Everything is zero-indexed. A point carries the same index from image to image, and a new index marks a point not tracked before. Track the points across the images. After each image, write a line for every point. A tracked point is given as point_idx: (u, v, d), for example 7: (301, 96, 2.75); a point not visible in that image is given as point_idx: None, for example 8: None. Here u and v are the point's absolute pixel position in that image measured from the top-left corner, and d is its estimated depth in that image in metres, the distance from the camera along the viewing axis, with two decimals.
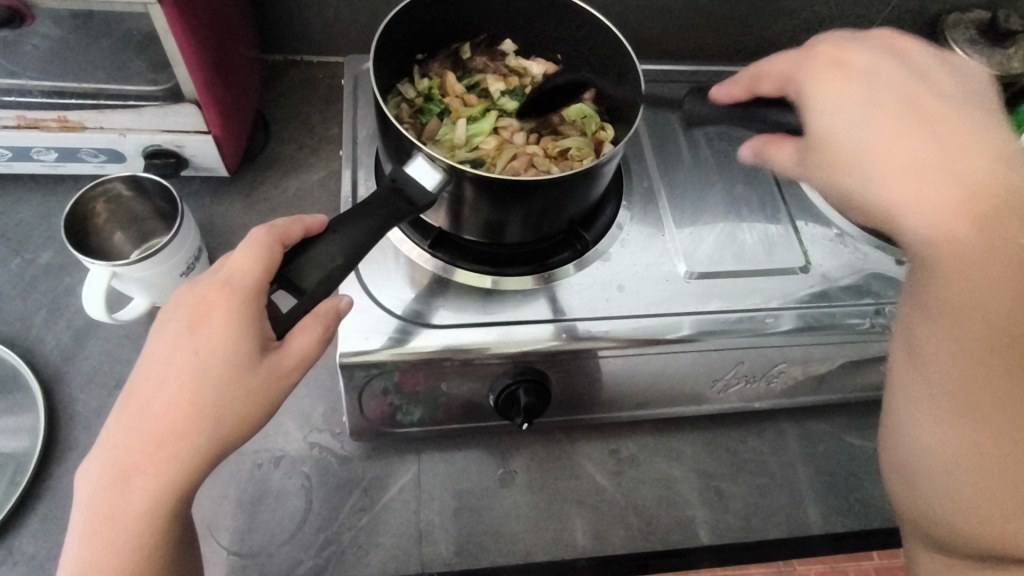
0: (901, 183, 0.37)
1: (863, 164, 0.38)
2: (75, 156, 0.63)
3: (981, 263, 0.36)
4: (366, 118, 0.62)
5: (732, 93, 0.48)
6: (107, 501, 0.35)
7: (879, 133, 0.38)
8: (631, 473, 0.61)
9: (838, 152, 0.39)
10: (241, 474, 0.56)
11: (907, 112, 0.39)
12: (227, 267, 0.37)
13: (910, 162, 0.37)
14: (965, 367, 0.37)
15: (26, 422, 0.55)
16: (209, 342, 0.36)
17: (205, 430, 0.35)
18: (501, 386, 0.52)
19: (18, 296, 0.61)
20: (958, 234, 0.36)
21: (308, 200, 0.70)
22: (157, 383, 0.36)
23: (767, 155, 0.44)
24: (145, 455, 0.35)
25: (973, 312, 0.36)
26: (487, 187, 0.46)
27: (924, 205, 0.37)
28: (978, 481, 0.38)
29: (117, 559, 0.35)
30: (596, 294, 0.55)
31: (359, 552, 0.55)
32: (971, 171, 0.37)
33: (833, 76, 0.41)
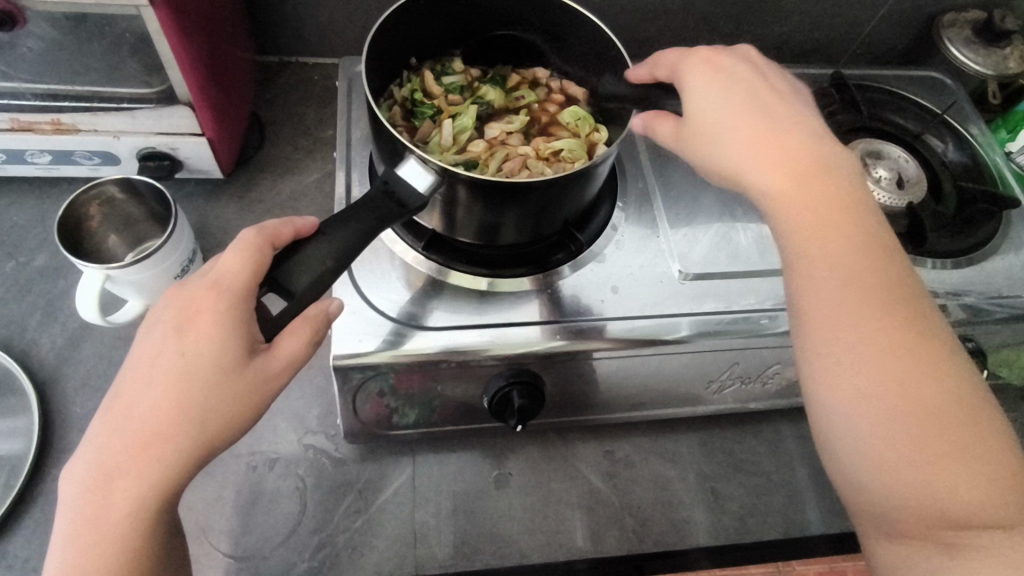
0: (751, 151, 0.43)
1: (722, 136, 0.43)
2: (70, 159, 0.63)
3: (813, 212, 0.41)
4: (360, 120, 0.62)
5: (642, 76, 0.51)
6: (92, 503, 0.35)
7: (721, 111, 0.44)
8: (627, 474, 0.61)
9: (692, 129, 0.45)
10: (236, 476, 0.56)
11: (753, 100, 0.45)
12: (216, 268, 0.37)
13: (756, 133, 0.43)
14: (832, 311, 0.40)
15: (20, 424, 0.55)
16: (197, 345, 0.36)
17: (191, 433, 0.35)
18: (495, 389, 0.52)
19: (12, 299, 0.61)
20: (788, 188, 0.42)
21: (303, 201, 0.70)
22: (144, 386, 0.36)
23: (654, 130, 0.47)
24: (131, 458, 0.35)
25: (823, 256, 0.41)
26: (480, 190, 0.46)
27: (765, 172, 0.42)
28: (869, 429, 0.38)
29: (103, 562, 0.35)
30: (590, 295, 0.55)
31: (354, 554, 0.54)
32: (807, 141, 0.44)
33: (703, 67, 0.46)
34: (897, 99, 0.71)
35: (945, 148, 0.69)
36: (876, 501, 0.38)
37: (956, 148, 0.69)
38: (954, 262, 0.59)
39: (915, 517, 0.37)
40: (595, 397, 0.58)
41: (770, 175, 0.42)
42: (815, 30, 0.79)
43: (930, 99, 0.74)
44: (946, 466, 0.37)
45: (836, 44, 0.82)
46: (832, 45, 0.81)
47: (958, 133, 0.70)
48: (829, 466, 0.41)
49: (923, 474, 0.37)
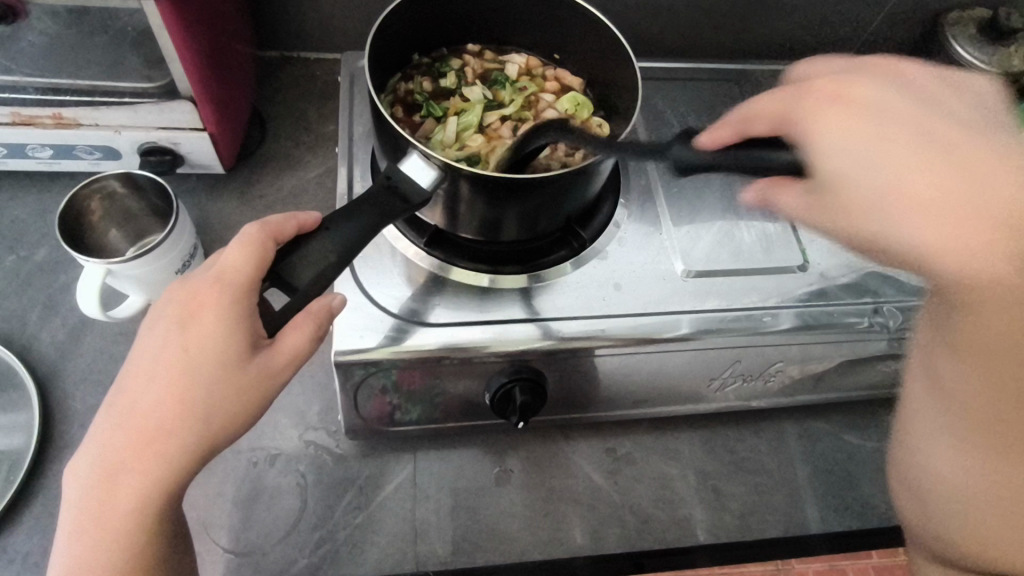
0: (932, 223, 0.33)
1: (885, 204, 0.34)
2: (71, 153, 0.63)
3: (1021, 290, 0.33)
4: (362, 115, 0.62)
5: (725, 137, 0.42)
6: (96, 499, 0.35)
7: (883, 174, 0.34)
8: (627, 471, 0.61)
9: (852, 194, 0.35)
10: (237, 472, 0.56)
11: (927, 150, 0.34)
12: (219, 263, 0.37)
13: (933, 197, 0.33)
14: (983, 403, 0.37)
15: (21, 419, 0.55)
16: (199, 341, 0.36)
17: (194, 428, 0.35)
18: (496, 384, 0.52)
19: (13, 293, 0.61)
20: (996, 274, 0.32)
21: (304, 197, 0.70)
22: (145, 382, 0.36)
23: (774, 199, 0.38)
24: (134, 455, 0.34)
25: (991, 353, 0.35)
26: (482, 186, 0.45)
27: (963, 250, 0.32)
28: (998, 513, 0.39)
29: (108, 558, 0.35)
30: (592, 292, 0.55)
31: (355, 550, 0.54)
32: (1015, 195, 0.32)
33: (832, 104, 0.37)
34: None
35: None
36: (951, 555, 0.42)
37: None
38: None
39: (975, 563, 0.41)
40: (597, 394, 0.58)
41: (976, 251, 0.32)
42: (820, 28, 0.79)
43: None
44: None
45: (840, 42, 0.81)
46: (837, 42, 0.81)
47: None
48: (913, 505, 0.44)
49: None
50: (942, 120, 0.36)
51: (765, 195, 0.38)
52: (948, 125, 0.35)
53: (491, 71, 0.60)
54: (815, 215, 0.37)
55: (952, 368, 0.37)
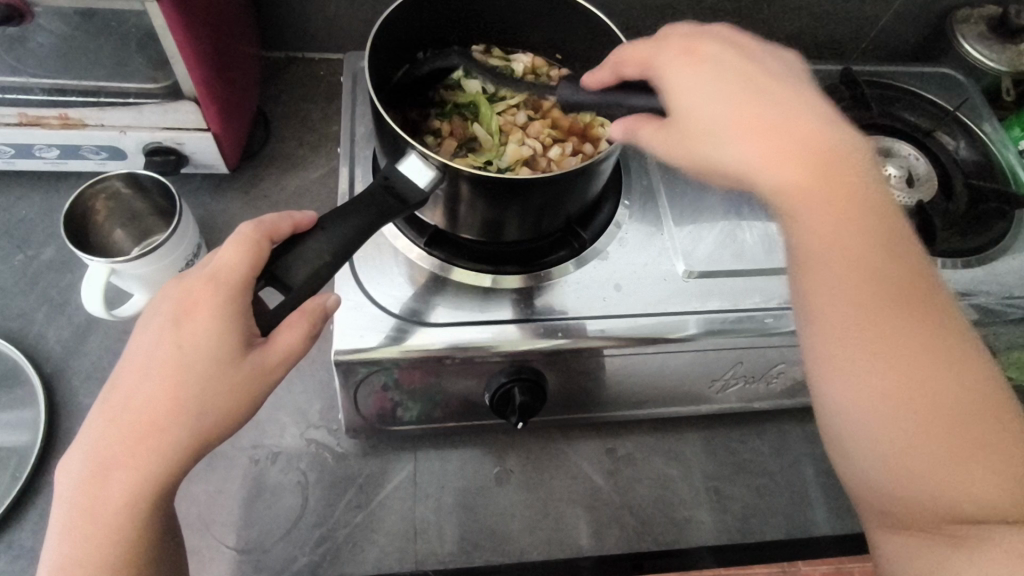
0: (754, 141, 0.40)
1: (724, 133, 0.41)
2: (77, 153, 0.64)
3: (845, 207, 0.40)
4: (364, 115, 0.62)
5: (602, 77, 0.50)
6: (89, 494, 0.35)
7: (722, 109, 0.41)
8: (629, 472, 0.61)
9: (688, 121, 0.42)
10: (238, 470, 0.56)
11: (749, 89, 0.42)
12: (214, 262, 0.37)
13: (765, 125, 0.40)
14: (842, 315, 0.39)
15: (28, 416, 0.56)
16: (192, 339, 0.36)
17: (187, 426, 0.35)
18: (497, 384, 0.52)
19: (19, 292, 0.62)
20: (793, 180, 0.40)
21: (308, 197, 0.70)
22: (139, 380, 0.36)
23: (639, 134, 0.44)
24: (126, 452, 0.35)
25: (840, 257, 0.39)
26: (482, 186, 0.45)
27: (759, 165, 0.40)
28: (891, 434, 0.38)
29: (98, 555, 0.35)
30: (594, 292, 0.55)
31: (356, 548, 0.55)
32: (798, 128, 0.41)
33: (681, 57, 0.44)
34: (910, 96, 0.72)
35: (957, 146, 0.70)
36: (884, 500, 0.39)
37: (967, 146, 0.70)
38: (964, 261, 0.61)
39: (920, 516, 0.38)
40: (598, 394, 0.58)
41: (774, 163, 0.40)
42: (826, 27, 0.78)
43: (943, 95, 0.74)
44: (968, 468, 0.37)
45: (847, 41, 0.81)
46: (845, 39, 0.80)
47: (970, 130, 0.71)
48: (836, 460, 0.41)
49: (937, 478, 0.37)
50: (764, 74, 0.44)
51: (629, 130, 0.44)
52: (762, 73, 0.43)
53: (498, 67, 0.60)
54: (676, 141, 0.42)
55: (824, 287, 0.39)
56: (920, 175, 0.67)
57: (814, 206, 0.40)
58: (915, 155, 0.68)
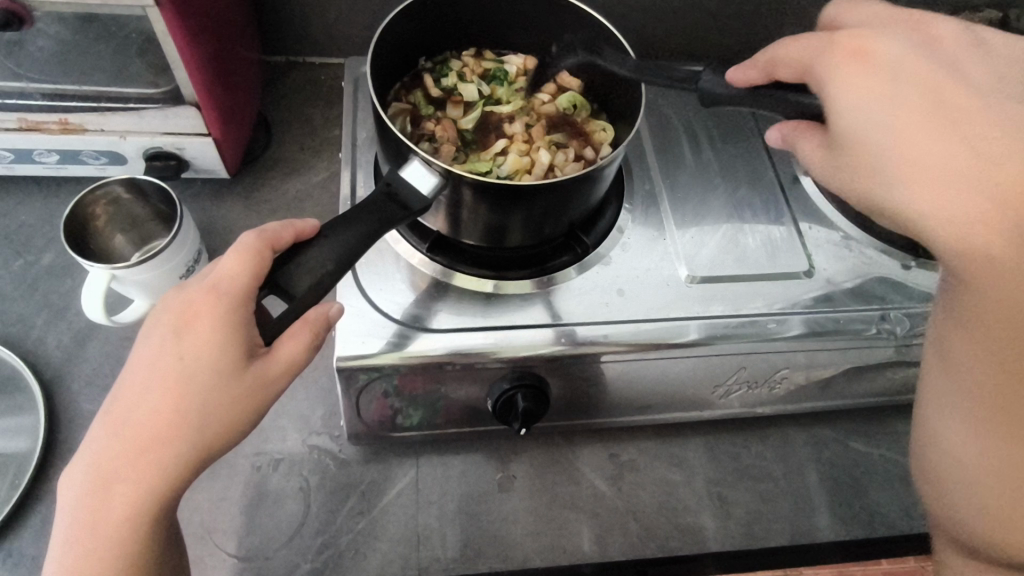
0: (955, 198, 0.34)
1: (913, 187, 0.36)
2: (78, 159, 0.64)
3: (1021, 275, 0.34)
4: (366, 120, 0.62)
5: (750, 78, 0.44)
6: (90, 505, 0.35)
7: (948, 144, 0.35)
8: (632, 478, 0.60)
9: (865, 144, 0.37)
10: (240, 476, 0.56)
11: (936, 113, 0.36)
12: (215, 271, 0.37)
13: (954, 156, 0.35)
14: (966, 364, 0.38)
15: (27, 423, 0.56)
16: (194, 350, 0.36)
17: (190, 436, 0.35)
18: (501, 391, 0.52)
19: (19, 298, 0.61)
20: (997, 254, 0.34)
21: (309, 202, 0.70)
22: (140, 391, 0.36)
23: (797, 143, 0.43)
24: (128, 464, 0.35)
25: (987, 319, 0.36)
26: (485, 192, 0.45)
27: (951, 223, 0.35)
28: (999, 488, 0.38)
29: (100, 567, 0.35)
30: (596, 297, 0.55)
31: (358, 556, 0.54)
32: (1023, 171, 0.34)
33: (853, 65, 0.38)
34: None
35: None
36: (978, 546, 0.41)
37: None
38: None
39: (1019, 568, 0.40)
40: (601, 400, 0.58)
41: (980, 214, 0.34)
42: None
43: None
44: None
45: None
46: None
47: None
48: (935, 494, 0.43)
49: None
50: (958, 84, 0.37)
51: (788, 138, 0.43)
52: (970, 95, 0.37)
53: (490, 70, 0.59)
54: (825, 161, 0.40)
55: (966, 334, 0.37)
56: None
57: (1004, 270, 0.34)
58: None
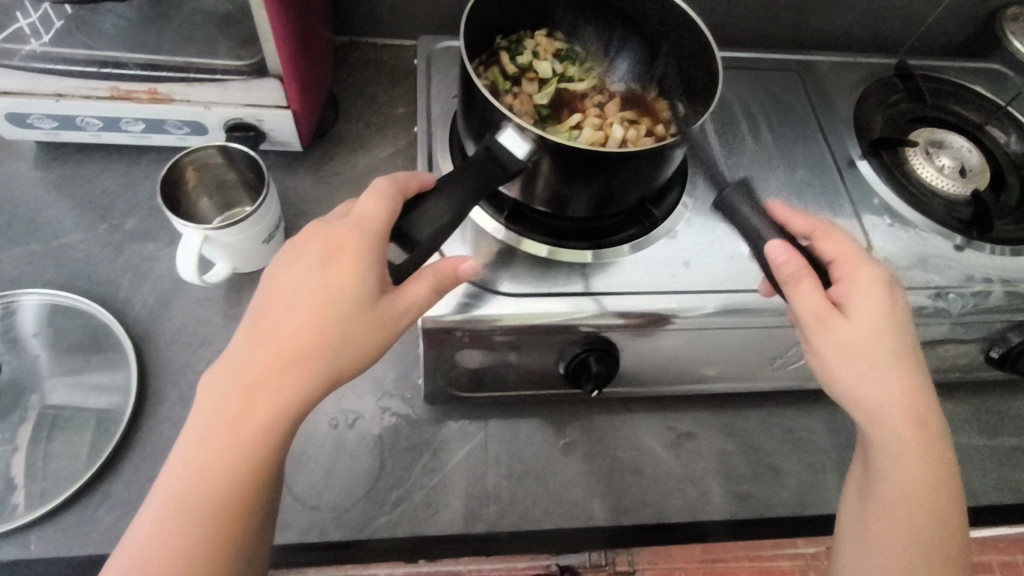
0: (875, 369, 0.44)
1: (853, 350, 0.44)
2: (161, 128, 0.66)
3: (913, 443, 0.44)
4: (439, 96, 0.64)
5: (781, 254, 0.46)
6: (229, 414, 0.37)
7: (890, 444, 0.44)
8: (691, 446, 0.62)
9: (856, 348, 0.44)
10: (319, 432, 0.59)
11: (896, 317, 0.45)
12: (355, 211, 0.41)
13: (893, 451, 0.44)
14: (885, 516, 0.44)
15: (119, 375, 0.59)
16: (340, 279, 0.39)
17: (330, 359, 0.38)
18: (573, 354, 0.54)
19: (106, 259, 0.65)
20: (897, 419, 0.44)
21: (376, 176, 0.72)
22: (284, 313, 0.39)
23: (797, 281, 0.45)
24: (274, 375, 0.37)
25: (895, 475, 0.44)
26: (569, 160, 0.47)
27: (873, 388, 0.44)
28: None
29: (229, 473, 0.37)
30: (663, 269, 0.57)
31: (431, 510, 0.56)
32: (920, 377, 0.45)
33: (841, 246, 0.48)
34: (961, 91, 0.74)
35: (1009, 140, 0.71)
36: None
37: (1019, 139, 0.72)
38: (1016, 249, 0.63)
39: None
40: (664, 369, 0.60)
41: (905, 476, 0.44)
42: (876, 21, 0.80)
43: (992, 91, 0.76)
44: None
45: (895, 37, 0.82)
46: (893, 35, 0.82)
47: None
48: None
49: None
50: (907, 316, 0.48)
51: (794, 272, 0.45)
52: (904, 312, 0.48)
53: (562, 50, 0.61)
54: (816, 317, 0.44)
55: (875, 525, 0.45)
56: (974, 167, 0.69)
57: (900, 434, 0.44)
58: (967, 147, 0.70)
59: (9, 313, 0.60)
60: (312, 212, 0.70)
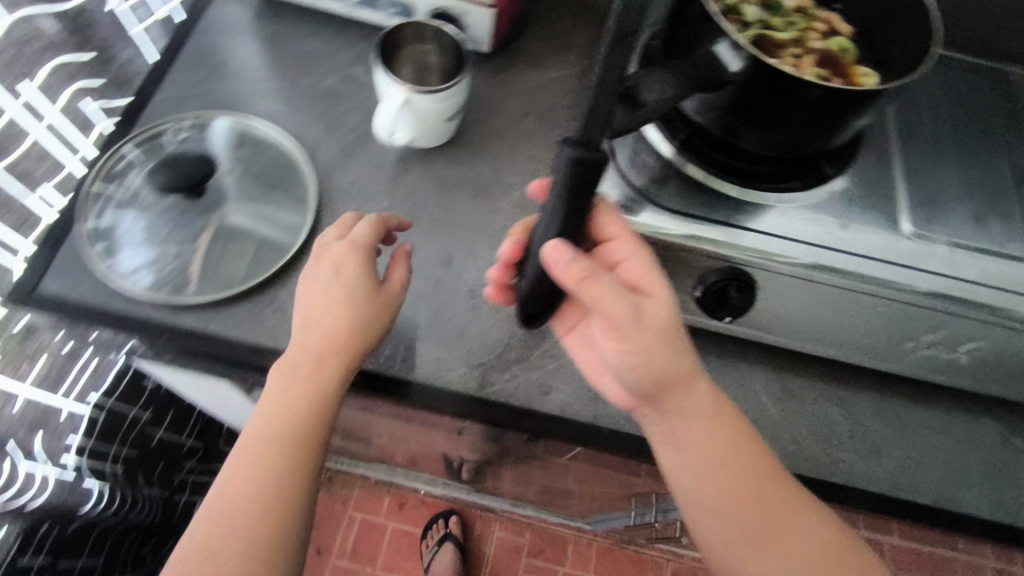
0: (684, 390, 0.52)
1: (681, 371, 0.51)
2: (374, 5, 0.73)
3: (747, 461, 0.53)
4: (634, 20, 0.67)
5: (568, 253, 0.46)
6: (301, 383, 0.53)
7: (705, 442, 0.52)
8: (796, 404, 0.64)
9: (640, 343, 0.50)
10: (458, 297, 0.64)
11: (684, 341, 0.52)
12: (352, 234, 0.58)
13: (725, 441, 0.53)
14: (732, 523, 0.52)
15: (297, 205, 0.66)
16: (345, 274, 0.56)
17: (361, 337, 0.55)
18: (711, 283, 0.57)
19: (303, 107, 0.72)
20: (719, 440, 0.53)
21: (547, 91, 0.77)
22: (319, 308, 0.55)
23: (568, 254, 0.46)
24: (319, 352, 0.54)
25: (728, 487, 0.52)
26: (770, 87, 0.51)
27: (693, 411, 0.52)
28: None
29: (300, 409, 0.53)
30: (821, 226, 0.59)
31: (544, 390, 0.61)
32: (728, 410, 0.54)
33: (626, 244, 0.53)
34: None
35: None
36: None
37: None
38: None
39: None
40: (792, 323, 0.62)
41: (745, 484, 0.52)
42: None
43: None
44: None
45: None
46: None
47: None
48: None
49: None
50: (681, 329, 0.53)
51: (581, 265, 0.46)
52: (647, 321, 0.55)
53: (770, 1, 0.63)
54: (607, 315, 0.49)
55: (740, 531, 0.52)
56: None
57: (716, 449, 0.52)
58: None
59: (204, 131, 0.69)
60: (486, 109, 0.75)
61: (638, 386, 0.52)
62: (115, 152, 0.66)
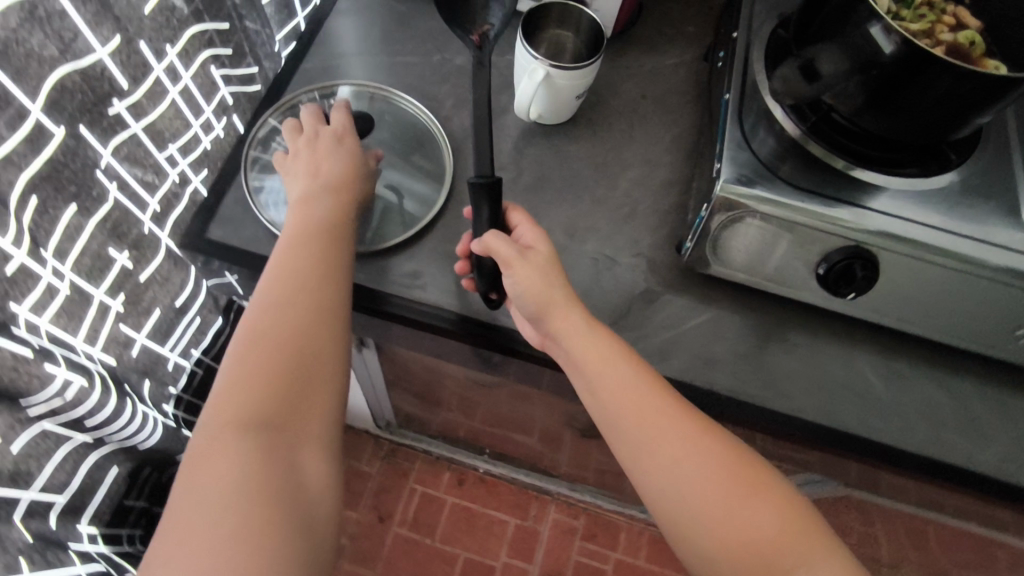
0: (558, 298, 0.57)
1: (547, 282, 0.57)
2: None
3: (619, 363, 0.56)
4: (758, 9, 0.70)
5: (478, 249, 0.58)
6: (300, 219, 0.61)
7: (623, 381, 0.55)
8: (903, 385, 0.66)
9: (542, 272, 0.57)
10: (580, 265, 0.67)
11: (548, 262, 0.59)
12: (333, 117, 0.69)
13: (607, 363, 0.55)
14: (666, 448, 0.53)
15: (433, 172, 0.71)
16: (339, 141, 0.66)
17: (328, 175, 0.64)
18: (836, 261, 0.60)
19: (435, 82, 0.78)
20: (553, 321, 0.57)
21: (660, 76, 0.80)
22: (327, 160, 0.65)
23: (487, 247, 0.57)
24: (327, 198, 0.62)
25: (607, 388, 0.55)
26: (906, 71, 0.52)
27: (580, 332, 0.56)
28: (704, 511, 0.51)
29: (312, 254, 0.59)
30: (943, 209, 0.60)
31: (661, 354, 0.64)
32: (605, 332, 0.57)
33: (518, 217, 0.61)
34: None
35: None
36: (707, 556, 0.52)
37: None
38: None
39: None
40: (907, 304, 0.63)
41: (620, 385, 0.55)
42: None
43: None
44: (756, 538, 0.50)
45: None
46: None
47: None
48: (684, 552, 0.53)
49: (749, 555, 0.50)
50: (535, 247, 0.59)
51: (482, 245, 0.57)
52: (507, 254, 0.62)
53: None
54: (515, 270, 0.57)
55: (672, 451, 0.53)
56: None
57: (628, 372, 0.55)
58: None
59: (332, 100, 0.73)
60: (602, 90, 0.78)
61: (531, 312, 0.58)
62: (261, 121, 0.71)
